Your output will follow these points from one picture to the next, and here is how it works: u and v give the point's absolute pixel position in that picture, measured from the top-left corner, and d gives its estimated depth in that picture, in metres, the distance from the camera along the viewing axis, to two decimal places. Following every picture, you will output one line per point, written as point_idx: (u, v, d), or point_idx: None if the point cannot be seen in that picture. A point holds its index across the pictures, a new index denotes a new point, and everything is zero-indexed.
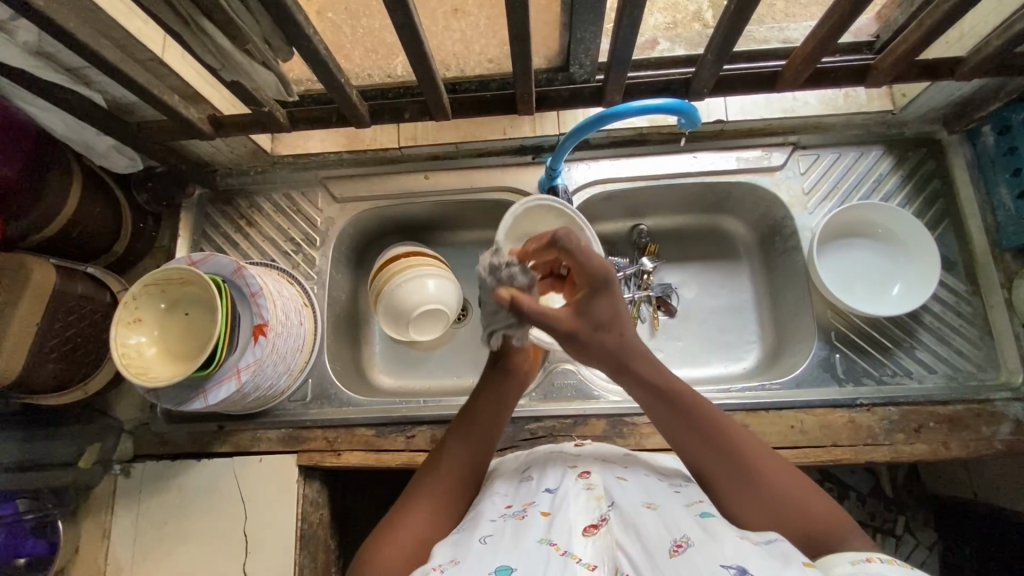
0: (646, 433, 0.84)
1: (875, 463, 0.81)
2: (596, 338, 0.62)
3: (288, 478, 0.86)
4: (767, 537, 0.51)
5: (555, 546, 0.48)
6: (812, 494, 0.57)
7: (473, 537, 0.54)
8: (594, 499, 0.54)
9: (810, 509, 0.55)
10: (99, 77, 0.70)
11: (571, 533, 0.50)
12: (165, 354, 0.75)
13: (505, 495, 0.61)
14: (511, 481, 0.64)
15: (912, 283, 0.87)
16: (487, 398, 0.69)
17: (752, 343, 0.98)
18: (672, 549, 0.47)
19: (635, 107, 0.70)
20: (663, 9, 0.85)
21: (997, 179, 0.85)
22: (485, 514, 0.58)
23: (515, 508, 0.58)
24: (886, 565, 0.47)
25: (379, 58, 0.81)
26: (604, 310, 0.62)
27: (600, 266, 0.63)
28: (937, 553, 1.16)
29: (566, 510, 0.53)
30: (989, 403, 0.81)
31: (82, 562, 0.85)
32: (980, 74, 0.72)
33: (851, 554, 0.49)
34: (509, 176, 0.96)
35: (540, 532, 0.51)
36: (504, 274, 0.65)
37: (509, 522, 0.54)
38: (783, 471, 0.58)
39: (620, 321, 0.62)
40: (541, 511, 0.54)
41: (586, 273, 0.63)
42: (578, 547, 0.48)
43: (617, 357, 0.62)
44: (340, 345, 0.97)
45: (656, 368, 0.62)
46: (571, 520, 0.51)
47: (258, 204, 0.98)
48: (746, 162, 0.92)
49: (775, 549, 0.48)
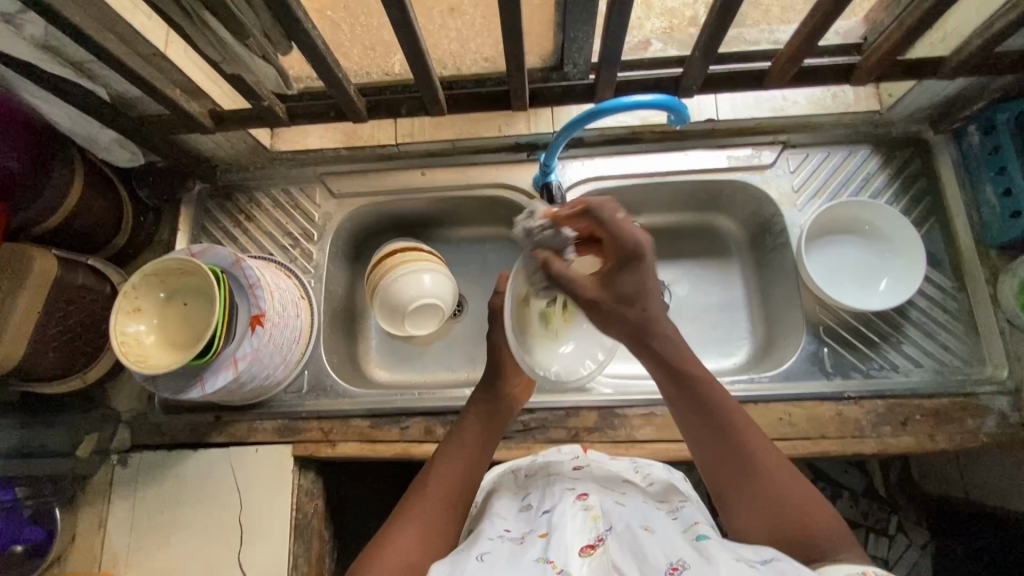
0: (637, 425, 0.85)
1: (863, 456, 0.82)
2: (615, 312, 0.62)
3: (284, 468, 0.87)
4: (764, 556, 0.50)
5: (552, 565, 0.51)
6: (814, 504, 0.56)
7: (471, 553, 0.55)
8: (591, 520, 0.56)
9: (807, 520, 0.55)
10: (103, 71, 0.72)
11: (567, 554, 0.52)
12: (164, 343, 0.76)
13: (506, 518, 0.63)
14: (511, 505, 0.66)
15: (899, 278, 0.88)
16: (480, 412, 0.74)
17: (743, 339, 0.99)
18: (668, 573, 0.49)
19: (628, 101, 0.72)
20: (660, 14, 0.86)
21: (981, 177, 0.87)
22: (484, 534, 0.60)
23: (515, 532, 0.59)
24: None
25: (376, 56, 0.83)
26: (629, 284, 0.63)
27: (631, 237, 0.62)
28: (930, 553, 1.17)
29: (564, 530, 0.55)
30: (974, 397, 0.82)
31: (79, 551, 0.86)
32: (962, 73, 0.74)
33: (847, 568, 0.49)
34: (504, 173, 0.97)
35: (538, 552, 0.53)
36: (538, 236, 0.67)
37: (509, 545, 0.56)
38: (789, 475, 0.58)
39: (646, 298, 0.63)
40: (540, 534, 0.57)
41: (618, 243, 0.63)
42: (574, 567, 0.51)
43: (639, 330, 0.62)
44: (336, 338, 0.98)
45: (677, 348, 0.63)
46: (568, 541, 0.54)
47: (257, 200, 0.99)
48: (737, 160, 0.94)
49: (773, 569, 0.48)
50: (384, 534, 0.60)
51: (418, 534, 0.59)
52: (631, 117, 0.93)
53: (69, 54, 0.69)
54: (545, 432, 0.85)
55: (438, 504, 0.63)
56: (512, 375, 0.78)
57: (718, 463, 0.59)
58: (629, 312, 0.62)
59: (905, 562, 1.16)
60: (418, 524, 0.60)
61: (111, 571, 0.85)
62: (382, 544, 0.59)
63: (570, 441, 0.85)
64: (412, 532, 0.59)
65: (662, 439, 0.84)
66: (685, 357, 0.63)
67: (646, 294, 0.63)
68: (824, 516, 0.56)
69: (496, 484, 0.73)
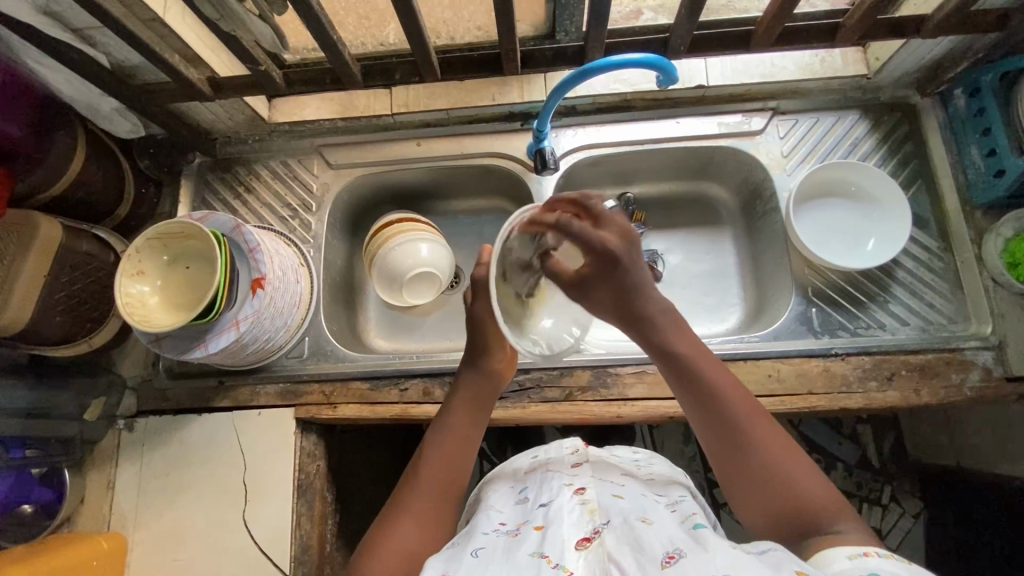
0: (629, 384, 0.87)
1: (850, 411, 0.84)
2: (602, 308, 0.66)
3: (286, 429, 0.90)
4: (761, 546, 0.50)
5: (547, 560, 0.49)
6: (810, 473, 0.57)
7: (467, 549, 0.54)
8: (587, 513, 0.54)
9: (802, 490, 0.56)
10: (105, 38, 0.74)
11: (563, 547, 0.50)
12: (166, 303, 0.79)
13: (502, 513, 0.61)
14: (509, 497, 0.65)
15: (886, 237, 0.90)
16: (461, 402, 0.69)
17: (735, 305, 1.01)
18: (664, 562, 0.47)
19: (615, 60, 0.74)
20: None
21: (967, 140, 0.88)
22: (479, 527, 0.58)
23: (510, 525, 0.58)
24: (884, 559, 0.47)
25: (371, 25, 0.86)
26: (614, 284, 0.64)
27: (609, 244, 0.63)
28: (923, 522, 1.17)
29: (559, 524, 0.53)
30: (959, 352, 0.84)
31: (88, 510, 0.89)
32: (943, 31, 0.76)
33: (850, 547, 0.50)
34: (499, 141, 0.99)
35: (533, 546, 0.51)
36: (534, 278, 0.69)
37: (504, 539, 0.55)
38: (797, 458, 0.58)
39: (631, 291, 0.64)
40: (535, 526, 0.55)
41: (590, 251, 0.64)
42: (570, 561, 0.49)
43: (625, 315, 0.65)
44: (336, 307, 1.00)
45: (673, 332, 0.64)
46: (564, 535, 0.52)
47: (256, 171, 1.01)
48: (728, 127, 0.95)
49: (769, 557, 0.47)
50: (372, 537, 0.59)
51: (412, 532, 0.59)
52: (623, 84, 0.95)
53: (71, 19, 0.71)
54: (540, 391, 0.88)
55: (429, 499, 0.62)
56: (496, 347, 0.71)
57: (717, 434, 0.60)
58: (613, 305, 0.65)
59: (898, 531, 1.17)
60: (409, 527, 0.59)
61: (120, 530, 0.88)
62: (372, 545, 0.58)
63: (564, 401, 0.87)
64: (404, 528, 0.59)
65: (654, 397, 0.86)
66: (675, 338, 0.64)
67: (627, 288, 0.64)
68: (819, 482, 0.57)
69: (495, 476, 0.74)
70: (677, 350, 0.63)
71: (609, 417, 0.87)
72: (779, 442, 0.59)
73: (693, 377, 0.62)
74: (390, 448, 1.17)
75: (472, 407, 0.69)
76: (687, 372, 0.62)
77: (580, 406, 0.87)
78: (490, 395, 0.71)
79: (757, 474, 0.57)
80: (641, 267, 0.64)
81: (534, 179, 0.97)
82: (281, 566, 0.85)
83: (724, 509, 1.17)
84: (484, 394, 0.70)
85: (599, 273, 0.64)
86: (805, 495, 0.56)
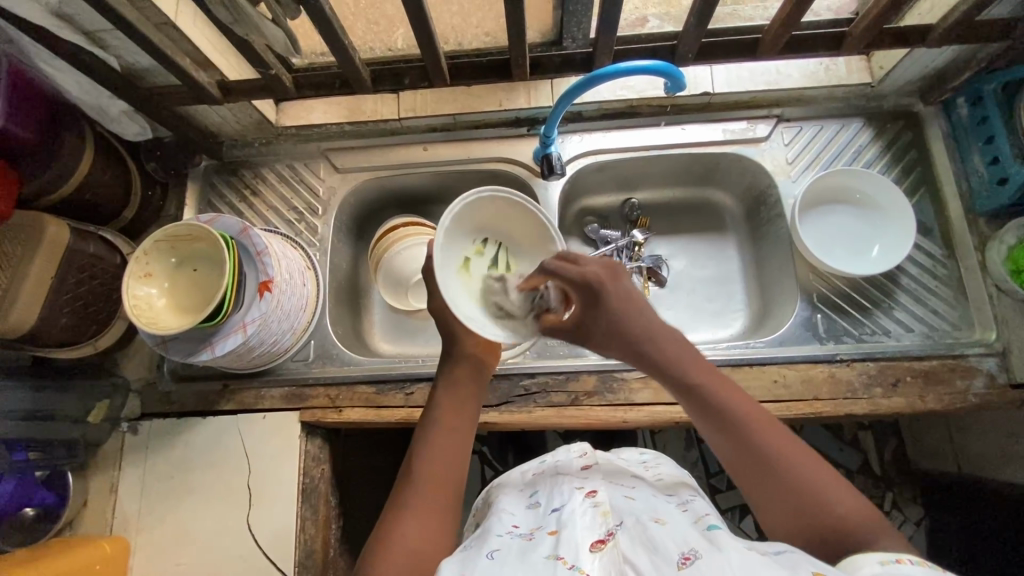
0: (635, 389, 0.87)
1: (855, 417, 0.85)
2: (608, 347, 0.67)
3: (290, 433, 0.89)
4: (775, 547, 0.50)
5: (562, 562, 0.49)
6: (833, 483, 0.56)
7: (482, 551, 0.54)
8: (600, 516, 0.55)
9: (829, 505, 0.54)
10: (116, 40, 0.75)
11: (578, 550, 0.50)
12: (174, 306, 0.79)
13: (515, 516, 0.61)
14: (519, 500, 0.65)
15: (890, 244, 0.91)
16: (450, 395, 0.69)
17: (739, 311, 1.02)
18: (680, 562, 0.46)
19: (622, 67, 0.74)
20: (658, 4, 0.93)
21: (970, 147, 0.89)
22: (492, 530, 0.58)
23: (523, 529, 0.58)
24: (915, 565, 0.46)
25: (380, 30, 0.87)
26: (605, 319, 0.64)
27: (587, 276, 0.63)
28: (925, 528, 1.18)
29: (573, 527, 0.53)
30: (964, 358, 0.85)
31: (90, 514, 0.88)
32: (946, 41, 0.78)
33: (880, 555, 0.48)
34: (504, 146, 0.99)
35: (548, 549, 0.51)
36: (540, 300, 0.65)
37: (518, 542, 0.55)
38: (824, 474, 0.56)
39: (626, 326, 0.64)
40: (549, 530, 0.55)
41: (579, 288, 0.63)
42: (586, 563, 0.49)
43: (632, 346, 0.65)
44: (341, 311, 1.00)
45: (681, 361, 0.63)
46: (579, 538, 0.52)
47: (262, 174, 1.01)
48: (733, 134, 0.96)
49: (784, 558, 0.47)
50: (378, 536, 0.58)
51: (416, 528, 0.58)
52: (629, 91, 0.95)
53: (83, 22, 0.71)
54: (546, 396, 0.88)
55: (435, 495, 0.61)
56: (467, 336, 0.73)
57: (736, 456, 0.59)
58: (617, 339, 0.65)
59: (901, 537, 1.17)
60: (415, 523, 0.59)
61: (122, 534, 0.87)
62: (379, 545, 0.57)
63: (570, 405, 0.87)
64: (410, 525, 0.58)
65: (659, 402, 0.86)
66: (689, 363, 0.63)
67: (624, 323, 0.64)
68: (846, 495, 0.55)
69: (503, 480, 0.74)
70: (687, 377, 0.62)
71: (615, 422, 0.86)
72: (800, 457, 0.57)
73: (703, 401, 0.61)
74: (392, 452, 1.17)
75: (461, 397, 0.69)
76: (698, 398, 0.61)
77: (586, 411, 0.87)
78: (472, 384, 0.71)
79: (784, 494, 0.55)
80: (627, 300, 0.64)
81: (541, 185, 0.98)
82: (284, 571, 0.84)
83: (726, 515, 1.17)
84: (469, 380, 0.71)
85: (591, 303, 0.64)
86: (832, 509, 0.54)
